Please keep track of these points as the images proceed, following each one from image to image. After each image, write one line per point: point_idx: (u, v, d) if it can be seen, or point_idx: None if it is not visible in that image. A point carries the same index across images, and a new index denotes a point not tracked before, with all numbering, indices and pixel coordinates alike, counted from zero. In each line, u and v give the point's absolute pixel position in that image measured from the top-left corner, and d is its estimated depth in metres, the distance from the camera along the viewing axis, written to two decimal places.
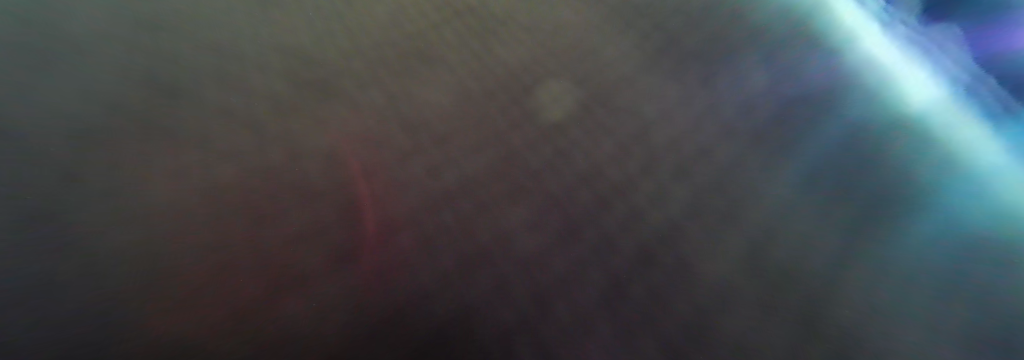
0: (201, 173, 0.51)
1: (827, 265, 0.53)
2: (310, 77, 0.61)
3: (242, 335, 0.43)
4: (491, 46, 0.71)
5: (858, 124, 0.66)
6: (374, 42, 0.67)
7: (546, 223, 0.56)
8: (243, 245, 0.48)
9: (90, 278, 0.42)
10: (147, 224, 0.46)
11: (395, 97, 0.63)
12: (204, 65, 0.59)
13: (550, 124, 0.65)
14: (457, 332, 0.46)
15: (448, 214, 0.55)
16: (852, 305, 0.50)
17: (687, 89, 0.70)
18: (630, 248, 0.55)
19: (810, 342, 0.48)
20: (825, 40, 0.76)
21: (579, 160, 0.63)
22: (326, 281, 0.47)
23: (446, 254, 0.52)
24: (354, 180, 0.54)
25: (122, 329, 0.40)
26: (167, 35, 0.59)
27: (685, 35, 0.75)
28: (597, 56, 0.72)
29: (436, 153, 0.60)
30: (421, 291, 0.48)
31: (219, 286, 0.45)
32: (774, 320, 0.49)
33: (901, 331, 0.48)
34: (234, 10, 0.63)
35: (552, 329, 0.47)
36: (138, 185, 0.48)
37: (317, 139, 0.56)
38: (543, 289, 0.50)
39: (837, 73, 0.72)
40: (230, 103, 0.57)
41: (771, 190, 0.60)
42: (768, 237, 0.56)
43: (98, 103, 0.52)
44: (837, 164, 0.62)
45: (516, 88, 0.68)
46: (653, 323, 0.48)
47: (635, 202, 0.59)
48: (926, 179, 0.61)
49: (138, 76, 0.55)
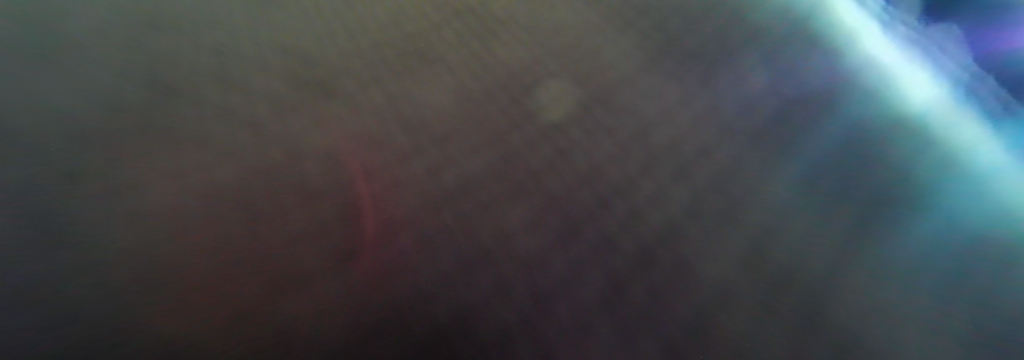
0: (201, 173, 0.51)
1: (826, 266, 0.53)
2: (309, 77, 0.61)
3: (242, 334, 0.42)
4: (491, 46, 0.71)
5: (858, 124, 0.66)
6: (374, 42, 0.67)
7: (546, 224, 0.56)
8: (243, 245, 0.48)
9: (90, 277, 0.42)
10: (148, 224, 0.46)
11: (395, 97, 0.63)
12: (204, 65, 0.59)
13: (550, 124, 0.65)
14: (457, 333, 0.46)
15: (448, 214, 0.55)
16: (851, 305, 0.50)
17: (687, 89, 0.70)
18: (630, 248, 0.55)
19: (811, 342, 0.47)
20: (825, 40, 0.76)
21: (579, 160, 0.63)
22: (326, 281, 0.47)
23: (447, 254, 0.52)
24: (354, 180, 0.54)
25: (123, 329, 0.40)
26: (167, 35, 0.60)
27: (685, 35, 0.75)
28: (597, 55, 0.72)
29: (436, 153, 0.60)
30: (421, 290, 0.48)
31: (220, 287, 0.45)
32: (773, 319, 0.49)
33: (901, 330, 0.48)
34: (234, 12, 0.64)
35: (553, 328, 0.47)
36: (139, 185, 0.48)
37: (317, 139, 0.56)
38: (544, 290, 0.50)
39: (837, 73, 0.72)
40: (229, 102, 0.57)
41: (770, 190, 0.60)
42: (767, 237, 0.56)
43: (97, 103, 0.52)
44: (837, 164, 0.62)
45: (516, 89, 0.68)
46: (653, 323, 0.48)
47: (634, 202, 0.59)
48: (925, 179, 0.61)
49: (137, 75, 0.55)
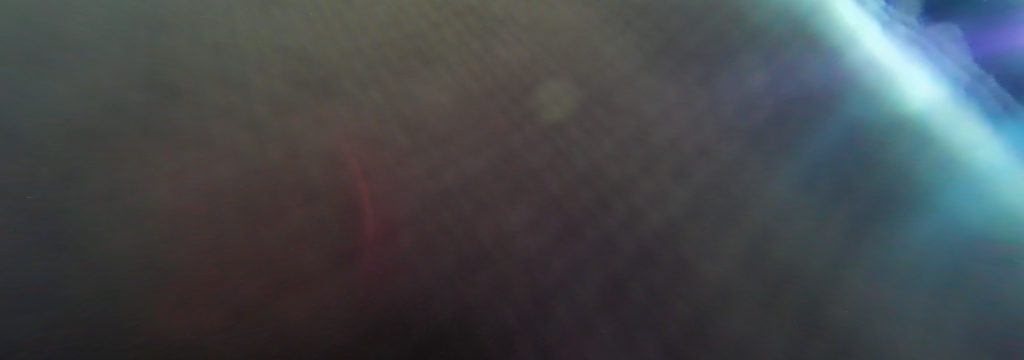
0: (201, 173, 0.51)
1: (825, 264, 0.54)
2: (309, 76, 0.62)
3: (242, 334, 0.43)
4: (491, 46, 0.71)
5: (857, 124, 0.66)
6: (374, 42, 0.67)
7: (546, 224, 0.56)
8: (241, 245, 0.48)
9: (92, 276, 0.42)
10: (148, 224, 0.47)
11: (395, 97, 0.63)
12: (203, 64, 0.59)
13: (550, 124, 0.65)
14: (458, 333, 0.46)
15: (448, 214, 0.55)
16: (851, 305, 0.50)
17: (687, 87, 0.70)
18: (630, 247, 0.55)
19: (810, 341, 0.48)
20: (825, 41, 0.76)
21: (579, 160, 0.63)
22: (327, 281, 0.47)
23: (447, 254, 0.52)
24: (355, 179, 0.54)
25: (126, 329, 0.41)
26: (165, 35, 0.60)
27: (685, 35, 0.75)
28: (598, 55, 0.72)
29: (436, 153, 0.60)
30: (422, 290, 0.48)
31: (219, 286, 0.45)
32: (772, 318, 0.49)
33: (899, 329, 0.48)
34: (232, 11, 0.64)
35: (553, 329, 0.48)
36: (138, 184, 0.49)
37: (317, 139, 0.56)
38: (544, 290, 0.50)
39: (836, 73, 0.72)
40: (229, 102, 0.57)
41: (769, 189, 0.60)
42: (767, 237, 0.56)
43: (98, 103, 0.52)
44: (836, 164, 0.63)
45: (516, 89, 0.68)
46: (653, 321, 0.49)
47: (634, 202, 0.59)
48: (924, 179, 0.61)
49: (138, 75, 0.56)
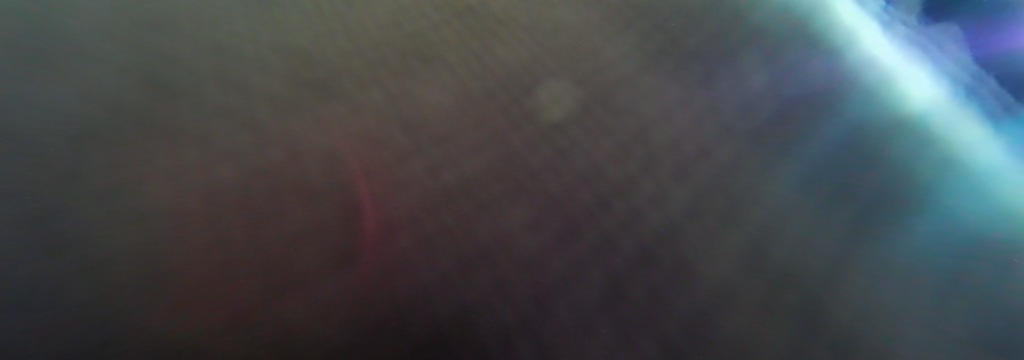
0: (201, 171, 0.51)
1: (824, 264, 0.54)
2: (309, 76, 0.61)
3: (241, 334, 0.42)
4: (491, 46, 0.71)
5: (857, 124, 0.66)
6: (374, 42, 0.67)
7: (546, 223, 0.56)
8: (240, 246, 0.48)
9: (92, 275, 0.43)
10: (148, 224, 0.47)
11: (395, 96, 0.63)
12: (203, 62, 0.59)
13: (549, 124, 0.65)
14: (458, 332, 0.45)
15: (447, 214, 0.55)
16: (851, 305, 0.50)
17: (687, 87, 0.70)
18: (630, 247, 0.55)
19: (811, 340, 0.47)
20: (824, 41, 0.76)
21: (579, 160, 0.63)
22: (326, 281, 0.47)
23: (446, 254, 0.52)
24: (355, 179, 0.54)
25: (127, 328, 0.41)
26: (165, 34, 0.60)
27: (685, 35, 0.75)
28: (598, 54, 0.72)
29: (436, 153, 0.60)
30: (421, 290, 0.48)
31: (219, 286, 0.45)
32: (773, 319, 0.49)
33: (901, 329, 0.48)
34: (232, 12, 0.64)
35: (553, 328, 0.47)
36: (138, 184, 0.49)
37: (317, 139, 0.56)
38: (544, 290, 0.50)
39: (835, 74, 0.72)
40: (229, 102, 0.57)
41: (770, 190, 0.60)
42: (767, 237, 0.56)
43: (98, 103, 0.53)
44: (835, 164, 0.63)
45: (516, 88, 0.68)
46: (652, 322, 0.48)
47: (634, 202, 0.59)
48: (923, 179, 0.61)
49: (138, 75, 0.56)
